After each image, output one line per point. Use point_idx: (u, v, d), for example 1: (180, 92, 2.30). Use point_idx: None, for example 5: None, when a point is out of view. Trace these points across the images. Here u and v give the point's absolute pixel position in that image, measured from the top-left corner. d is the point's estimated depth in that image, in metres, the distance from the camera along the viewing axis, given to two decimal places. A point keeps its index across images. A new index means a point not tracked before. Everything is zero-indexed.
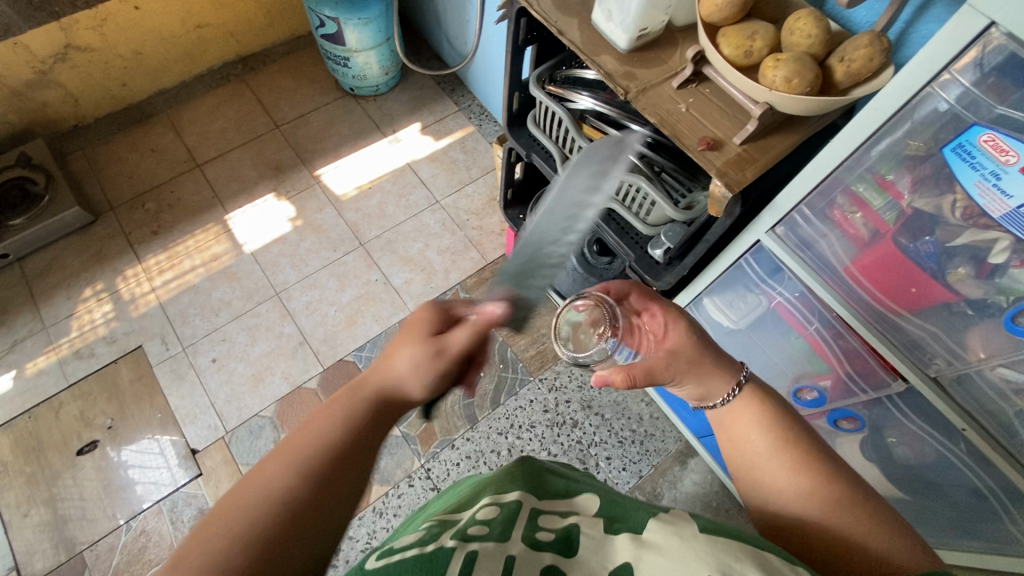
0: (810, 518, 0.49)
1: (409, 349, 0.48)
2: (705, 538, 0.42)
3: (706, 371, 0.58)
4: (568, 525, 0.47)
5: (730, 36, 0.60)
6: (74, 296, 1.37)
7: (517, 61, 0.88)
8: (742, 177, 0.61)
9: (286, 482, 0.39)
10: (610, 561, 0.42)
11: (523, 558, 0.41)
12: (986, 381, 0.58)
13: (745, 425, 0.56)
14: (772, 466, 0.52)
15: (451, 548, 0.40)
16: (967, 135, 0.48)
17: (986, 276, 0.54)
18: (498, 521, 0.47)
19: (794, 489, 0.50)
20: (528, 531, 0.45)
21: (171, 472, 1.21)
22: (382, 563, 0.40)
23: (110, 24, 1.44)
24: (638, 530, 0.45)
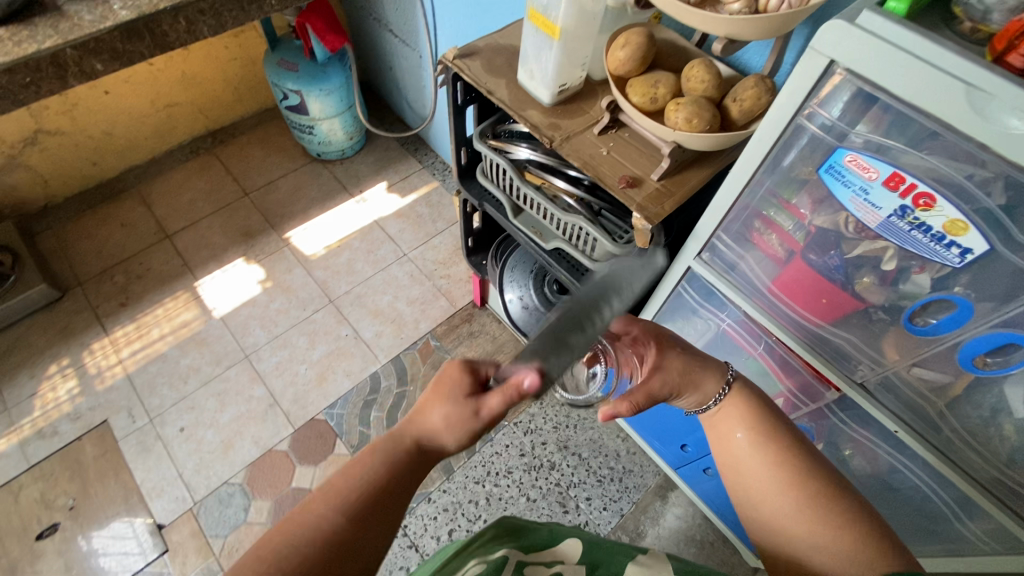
0: (790, 522, 0.52)
1: (443, 406, 0.50)
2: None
3: (694, 383, 0.60)
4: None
5: (636, 86, 0.67)
6: (38, 374, 1.36)
7: (460, 120, 0.95)
8: (661, 210, 0.66)
9: (367, 490, 0.46)
10: None
11: None
12: (905, 381, 0.61)
13: (730, 423, 0.59)
14: (752, 465, 0.56)
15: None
16: (834, 158, 0.52)
17: (889, 283, 0.58)
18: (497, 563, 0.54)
19: (776, 488, 0.54)
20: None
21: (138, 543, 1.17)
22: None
23: (80, 109, 1.50)
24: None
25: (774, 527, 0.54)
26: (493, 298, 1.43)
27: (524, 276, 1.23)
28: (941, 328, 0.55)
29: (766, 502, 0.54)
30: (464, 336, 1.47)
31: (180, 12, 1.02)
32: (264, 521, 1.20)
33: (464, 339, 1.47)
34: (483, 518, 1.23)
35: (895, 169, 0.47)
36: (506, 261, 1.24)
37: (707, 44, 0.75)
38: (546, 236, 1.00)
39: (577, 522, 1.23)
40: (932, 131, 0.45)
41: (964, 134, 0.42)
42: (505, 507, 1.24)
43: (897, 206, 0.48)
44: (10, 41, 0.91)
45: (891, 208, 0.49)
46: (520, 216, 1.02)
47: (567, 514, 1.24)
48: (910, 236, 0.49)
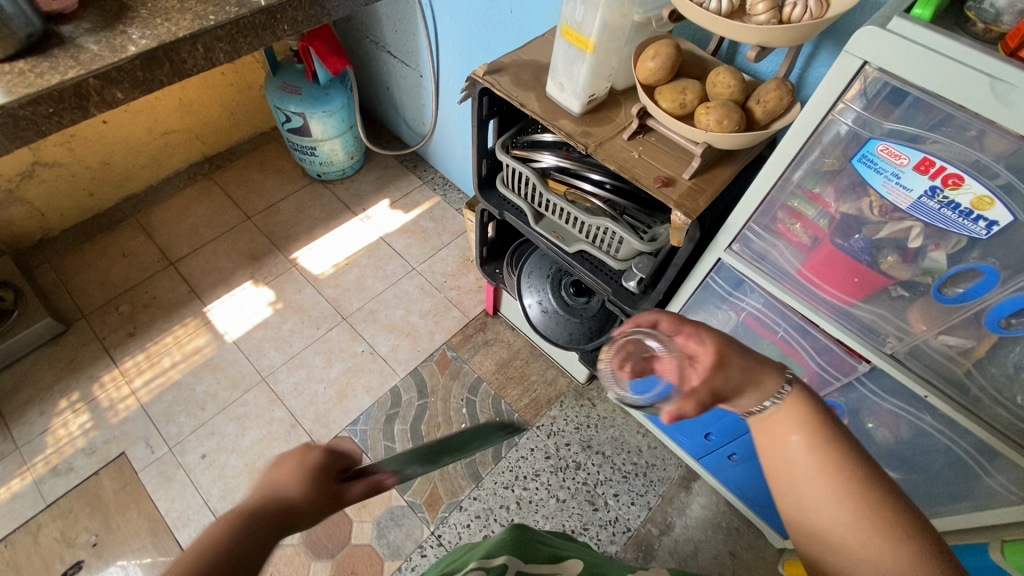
0: (844, 533, 0.48)
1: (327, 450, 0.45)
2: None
3: (746, 386, 0.55)
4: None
5: (666, 92, 0.72)
6: (48, 410, 1.32)
7: (482, 133, 0.99)
8: (696, 206, 0.71)
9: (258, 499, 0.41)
10: None
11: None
12: (933, 348, 0.67)
13: (785, 427, 0.53)
14: (808, 470, 0.51)
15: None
16: (867, 147, 0.58)
17: (911, 260, 0.64)
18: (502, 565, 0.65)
19: (835, 500, 0.49)
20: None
21: None
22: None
23: (78, 140, 1.49)
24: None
25: (824, 534, 0.50)
26: (506, 306, 1.46)
27: (542, 281, 1.26)
28: (968, 295, 0.60)
29: (821, 513, 0.50)
30: (480, 345, 1.49)
31: (198, 39, 1.04)
32: (297, 542, 1.19)
33: (480, 348, 1.49)
34: (516, 522, 1.25)
35: (924, 155, 0.53)
36: (523, 268, 1.28)
37: (721, 53, 0.81)
38: (567, 239, 1.04)
39: (608, 519, 1.26)
40: (952, 118, 0.51)
41: (982, 117, 0.48)
42: (536, 510, 1.26)
43: (927, 187, 0.54)
44: (31, 73, 0.92)
45: (921, 189, 0.55)
46: (541, 222, 1.06)
47: (597, 512, 1.27)
48: (940, 213, 0.55)
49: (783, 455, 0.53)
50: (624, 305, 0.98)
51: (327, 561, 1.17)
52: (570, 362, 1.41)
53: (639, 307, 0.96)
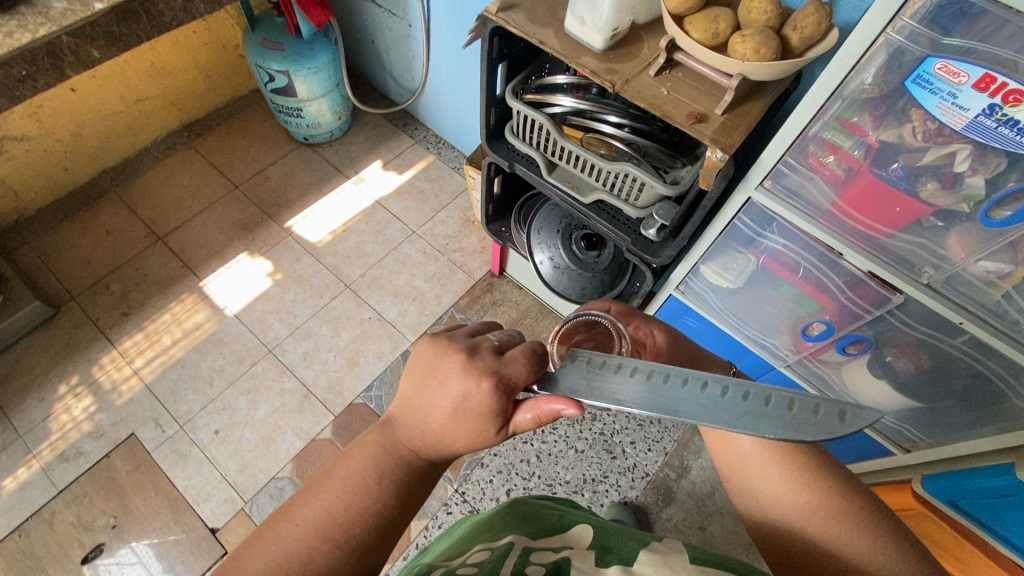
0: (799, 519, 0.52)
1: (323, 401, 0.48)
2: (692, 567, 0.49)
3: (704, 378, 0.62)
4: (559, 560, 0.52)
5: (697, 22, 0.68)
6: (48, 396, 1.28)
7: (491, 78, 0.94)
8: (732, 141, 0.69)
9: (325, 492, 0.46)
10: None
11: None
12: (970, 275, 0.67)
13: (733, 426, 0.57)
14: (759, 462, 0.55)
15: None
16: (923, 67, 0.56)
17: (950, 187, 0.63)
18: (488, 559, 0.52)
19: (786, 487, 0.53)
20: (517, 567, 0.49)
21: None
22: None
23: (45, 110, 1.38)
24: (628, 561, 0.51)
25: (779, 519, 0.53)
26: (513, 264, 1.44)
27: (552, 235, 1.23)
28: (1016, 218, 0.59)
29: (777, 503, 0.53)
30: (488, 306, 1.48)
31: None
32: None
33: (489, 308, 1.47)
34: (537, 475, 1.26)
35: (986, 70, 0.51)
36: (532, 223, 1.25)
37: None
38: (582, 189, 1.02)
39: (626, 466, 1.28)
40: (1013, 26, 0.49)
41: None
42: (556, 462, 1.28)
43: (985, 105, 0.52)
44: None
45: (979, 108, 0.53)
46: (555, 172, 1.02)
47: (615, 460, 1.29)
48: (996, 132, 0.54)
49: (735, 453, 0.57)
50: (644, 253, 0.96)
51: None
52: None
53: (659, 254, 0.95)
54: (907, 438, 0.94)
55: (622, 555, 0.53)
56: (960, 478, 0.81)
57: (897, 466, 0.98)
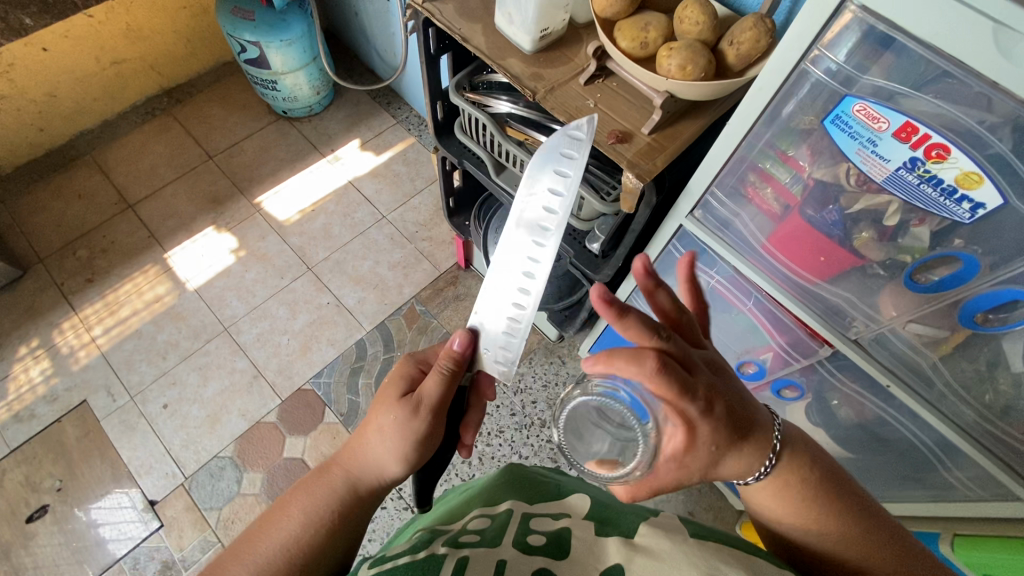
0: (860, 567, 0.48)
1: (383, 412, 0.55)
2: (694, 540, 0.46)
3: (742, 456, 0.50)
4: (559, 528, 0.51)
5: (625, 30, 0.61)
6: (8, 356, 1.31)
7: (433, 71, 0.88)
8: (653, 166, 0.62)
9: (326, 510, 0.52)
10: (603, 561, 0.45)
11: (514, 560, 0.44)
12: (898, 337, 0.61)
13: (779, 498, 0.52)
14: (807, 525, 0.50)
15: (442, 555, 0.45)
16: (842, 106, 0.49)
17: (888, 238, 0.56)
18: (489, 529, 0.51)
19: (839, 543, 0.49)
20: (519, 537, 0.49)
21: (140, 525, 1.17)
22: (376, 570, 0.45)
23: (17, 70, 1.37)
24: (629, 534, 0.49)
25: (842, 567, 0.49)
26: (477, 259, 1.40)
27: None
28: (942, 285, 0.54)
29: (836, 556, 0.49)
30: (450, 300, 1.44)
31: None
32: (257, 492, 1.19)
33: (451, 302, 1.44)
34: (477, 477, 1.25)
35: (907, 119, 0.44)
36: (490, 222, 1.20)
37: None
38: None
39: None
40: (940, 70, 0.42)
41: (976, 73, 0.39)
42: (498, 466, 1.26)
43: (907, 158, 0.46)
44: None
45: (900, 160, 0.47)
46: (503, 174, 0.97)
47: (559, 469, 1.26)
48: (919, 190, 0.48)
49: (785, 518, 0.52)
50: (586, 269, 0.90)
51: None
52: (541, 321, 1.35)
53: (600, 273, 0.89)
54: None
55: (623, 528, 0.51)
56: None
57: None
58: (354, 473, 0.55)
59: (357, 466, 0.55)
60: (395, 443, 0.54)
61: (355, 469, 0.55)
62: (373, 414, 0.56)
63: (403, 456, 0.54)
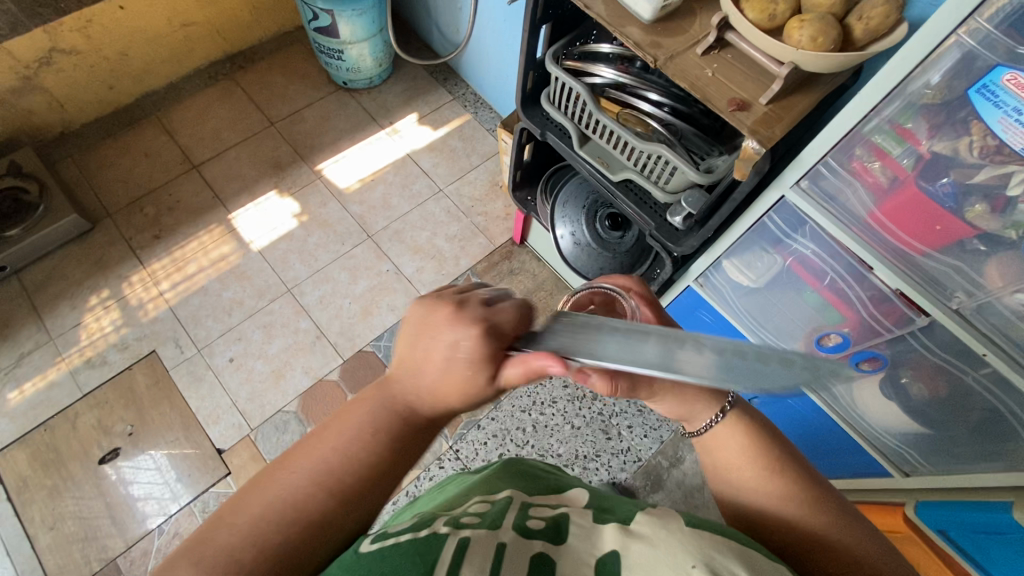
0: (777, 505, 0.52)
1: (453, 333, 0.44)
2: (691, 528, 0.44)
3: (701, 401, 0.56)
4: (558, 515, 0.49)
5: (754, 1, 0.64)
6: (79, 305, 1.35)
7: (532, 40, 0.91)
8: (772, 135, 0.65)
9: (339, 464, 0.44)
10: (598, 548, 0.43)
11: (513, 544, 0.42)
12: (1002, 306, 0.63)
13: (726, 446, 0.56)
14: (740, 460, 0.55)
15: (443, 534, 0.43)
16: (991, 76, 0.53)
17: (999, 211, 0.59)
18: (489, 514, 0.49)
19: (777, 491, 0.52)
20: (518, 519, 0.47)
21: (167, 487, 1.20)
22: (376, 545, 0.43)
23: (95, 26, 1.40)
24: (626, 520, 0.47)
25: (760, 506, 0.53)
26: (535, 235, 1.43)
27: (577, 211, 1.21)
28: None
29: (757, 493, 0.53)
30: (505, 273, 1.47)
31: None
32: None
33: (506, 276, 1.47)
34: (531, 444, 1.29)
35: None
36: (558, 196, 1.23)
37: None
38: (613, 167, 0.98)
39: (620, 448, 1.29)
40: None
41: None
42: (551, 434, 1.30)
43: None
44: None
45: None
46: (586, 146, 0.99)
47: (610, 440, 1.30)
48: None
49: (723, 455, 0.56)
50: (666, 241, 0.94)
51: None
52: None
53: (681, 244, 0.92)
54: (908, 462, 0.92)
55: (620, 516, 0.49)
56: (956, 509, 0.77)
57: (888, 489, 0.95)
58: (400, 388, 0.48)
59: (399, 385, 0.48)
60: (466, 367, 0.44)
61: (394, 391, 0.48)
62: (424, 324, 0.46)
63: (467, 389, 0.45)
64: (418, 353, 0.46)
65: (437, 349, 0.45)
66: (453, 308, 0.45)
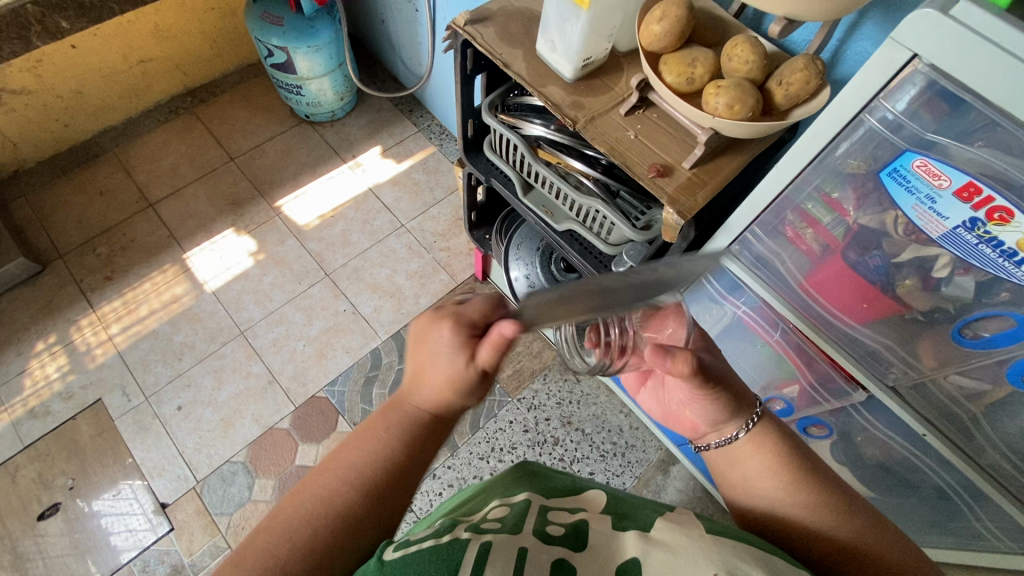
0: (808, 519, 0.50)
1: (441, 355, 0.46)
2: (712, 536, 0.43)
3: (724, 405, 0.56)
4: (577, 521, 0.47)
5: (671, 64, 0.61)
6: (25, 351, 1.31)
7: (467, 90, 0.88)
8: (694, 203, 0.62)
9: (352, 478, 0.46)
10: (619, 556, 0.42)
11: (534, 550, 0.40)
12: (939, 387, 0.60)
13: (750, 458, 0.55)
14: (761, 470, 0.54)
15: (465, 540, 0.40)
16: (901, 161, 0.49)
17: (931, 288, 0.55)
18: (510, 515, 0.46)
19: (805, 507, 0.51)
20: (538, 525, 0.44)
21: (145, 519, 1.18)
22: (399, 554, 0.40)
23: (46, 66, 1.38)
24: (646, 528, 0.46)
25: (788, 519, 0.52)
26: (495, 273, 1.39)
27: (531, 253, 1.19)
28: (993, 342, 0.53)
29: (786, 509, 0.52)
30: None
31: None
32: (268, 499, 1.19)
33: None
34: None
35: (971, 179, 0.44)
36: (512, 238, 1.19)
37: (745, 15, 0.69)
38: (557, 216, 0.95)
39: None
40: (988, 119, 0.42)
41: None
42: None
43: (967, 218, 0.46)
44: None
45: (959, 219, 0.47)
46: (530, 194, 0.96)
47: None
48: (976, 249, 0.48)
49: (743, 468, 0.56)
50: None
51: None
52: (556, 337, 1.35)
53: None
54: None
55: (640, 522, 0.47)
56: None
57: None
58: (415, 398, 0.49)
59: (416, 396, 0.49)
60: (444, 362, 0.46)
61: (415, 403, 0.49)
62: (420, 333, 0.48)
63: (455, 378, 0.46)
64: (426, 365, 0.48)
65: (440, 366, 0.47)
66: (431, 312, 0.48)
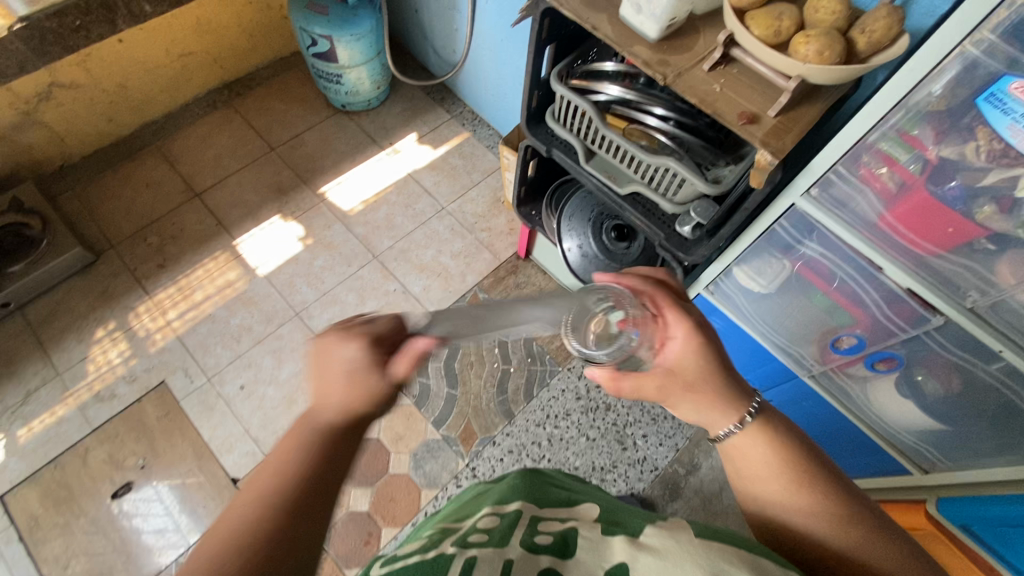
0: (813, 528, 0.49)
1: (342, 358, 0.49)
2: (700, 540, 0.41)
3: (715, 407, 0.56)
4: (566, 530, 0.47)
5: (759, 18, 0.66)
6: (86, 338, 1.34)
7: (537, 60, 0.93)
8: (782, 145, 0.67)
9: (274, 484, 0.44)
10: (606, 560, 0.41)
11: (521, 562, 0.41)
12: (1017, 303, 0.65)
13: (749, 455, 0.54)
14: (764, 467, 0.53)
15: (451, 554, 0.42)
16: (998, 85, 0.55)
17: (1008, 211, 0.61)
18: (499, 530, 0.47)
19: (807, 507, 0.50)
20: (526, 536, 0.45)
21: (173, 520, 1.18)
22: (386, 569, 0.42)
23: (94, 59, 1.41)
24: (634, 531, 0.45)
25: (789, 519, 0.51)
26: (540, 248, 1.44)
27: (583, 224, 1.22)
28: None
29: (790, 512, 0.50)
30: (511, 288, 1.48)
31: None
32: None
33: (512, 290, 1.48)
34: (547, 458, 1.28)
35: None
36: (564, 210, 1.24)
37: None
38: (620, 180, 0.99)
39: (636, 458, 1.29)
40: None
41: None
42: (567, 447, 1.30)
43: None
44: None
45: None
46: (592, 161, 1.01)
47: (625, 451, 1.30)
48: None
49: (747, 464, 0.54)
50: (677, 251, 0.93)
51: (367, 488, 1.23)
52: None
53: (693, 254, 0.92)
54: (927, 459, 0.93)
55: (629, 526, 0.46)
56: (976, 503, 0.79)
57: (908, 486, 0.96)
58: (316, 413, 0.48)
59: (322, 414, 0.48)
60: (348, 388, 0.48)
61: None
62: (322, 349, 0.49)
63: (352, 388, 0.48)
64: (321, 383, 0.49)
65: (337, 375, 0.48)
66: (340, 330, 0.50)
